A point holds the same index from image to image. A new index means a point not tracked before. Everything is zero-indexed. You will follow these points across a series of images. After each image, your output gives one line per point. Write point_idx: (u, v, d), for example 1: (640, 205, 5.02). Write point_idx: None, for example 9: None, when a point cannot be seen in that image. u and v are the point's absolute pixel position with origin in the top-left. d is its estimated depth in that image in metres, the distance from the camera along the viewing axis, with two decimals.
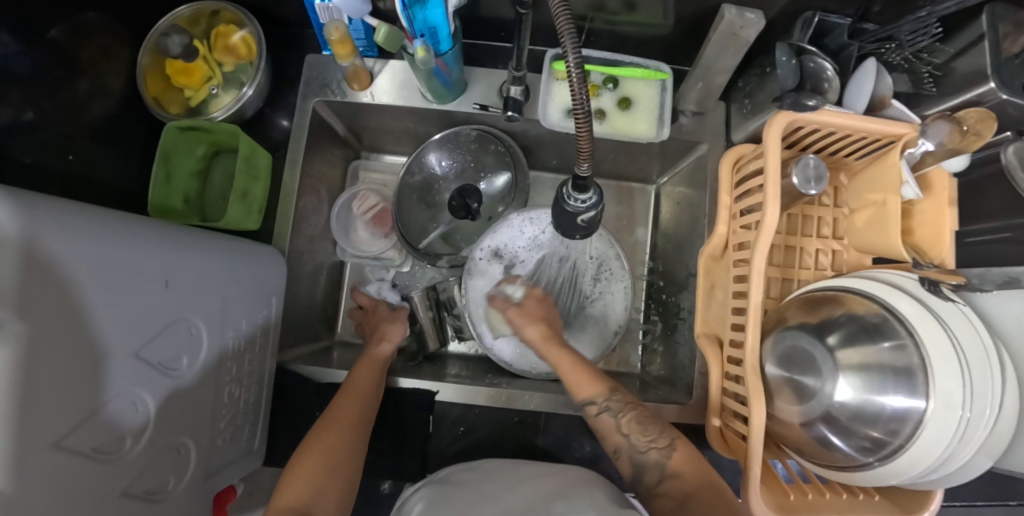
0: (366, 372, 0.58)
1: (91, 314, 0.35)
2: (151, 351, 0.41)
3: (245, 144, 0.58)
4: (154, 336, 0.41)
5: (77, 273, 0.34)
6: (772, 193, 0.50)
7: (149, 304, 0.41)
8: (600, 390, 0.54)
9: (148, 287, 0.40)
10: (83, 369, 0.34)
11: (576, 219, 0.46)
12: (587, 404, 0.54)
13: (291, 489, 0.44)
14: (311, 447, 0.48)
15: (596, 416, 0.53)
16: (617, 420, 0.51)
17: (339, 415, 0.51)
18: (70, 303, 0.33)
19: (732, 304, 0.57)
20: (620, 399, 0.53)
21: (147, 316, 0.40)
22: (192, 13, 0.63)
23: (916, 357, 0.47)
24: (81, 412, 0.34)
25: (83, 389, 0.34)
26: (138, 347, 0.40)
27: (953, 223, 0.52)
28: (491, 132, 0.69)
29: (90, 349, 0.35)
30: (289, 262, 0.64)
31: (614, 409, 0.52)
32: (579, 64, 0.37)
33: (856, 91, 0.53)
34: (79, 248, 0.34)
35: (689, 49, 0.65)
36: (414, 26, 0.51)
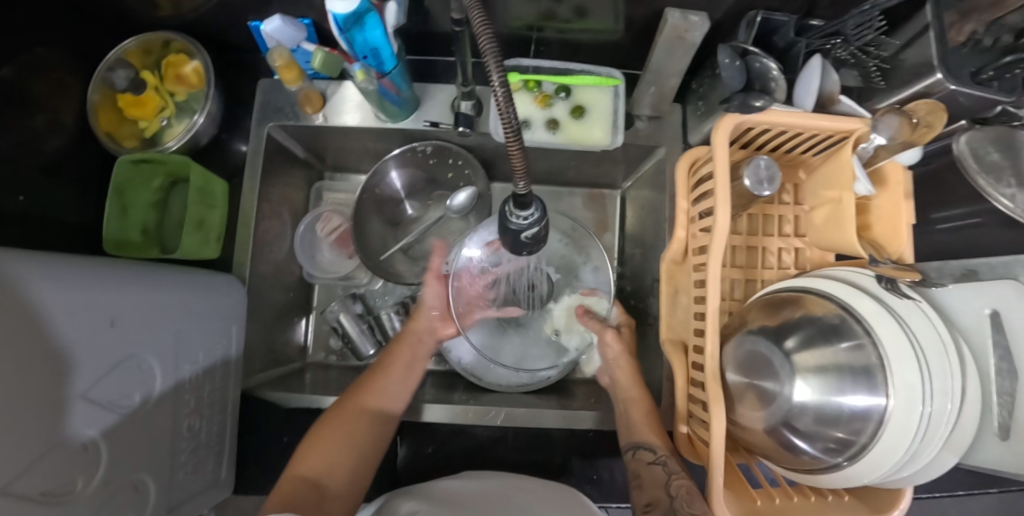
0: (403, 350, 0.65)
1: (35, 359, 0.35)
2: (98, 391, 0.41)
3: (198, 175, 0.58)
4: (101, 376, 0.41)
5: (16, 317, 0.33)
6: (723, 197, 0.50)
7: (94, 344, 0.40)
8: (659, 443, 0.55)
9: (93, 327, 0.40)
10: (30, 414, 0.34)
11: (520, 235, 0.46)
12: (642, 451, 0.55)
13: (312, 454, 0.51)
14: (341, 412, 0.56)
15: (648, 465, 0.55)
16: (668, 479, 0.53)
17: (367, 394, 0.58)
18: (13, 349, 0.33)
19: (695, 309, 0.57)
20: (675, 460, 0.55)
21: (91, 356, 0.40)
22: (139, 45, 0.62)
23: (874, 356, 0.47)
24: (30, 456, 0.34)
25: (31, 433, 0.34)
26: (86, 388, 0.40)
27: (910, 216, 0.51)
28: (448, 147, 0.68)
29: (35, 393, 0.35)
30: (251, 288, 0.63)
31: (668, 466, 0.54)
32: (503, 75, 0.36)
33: (804, 90, 0.52)
34: (13, 296, 0.34)
35: (642, 52, 0.64)
36: (355, 48, 0.51)
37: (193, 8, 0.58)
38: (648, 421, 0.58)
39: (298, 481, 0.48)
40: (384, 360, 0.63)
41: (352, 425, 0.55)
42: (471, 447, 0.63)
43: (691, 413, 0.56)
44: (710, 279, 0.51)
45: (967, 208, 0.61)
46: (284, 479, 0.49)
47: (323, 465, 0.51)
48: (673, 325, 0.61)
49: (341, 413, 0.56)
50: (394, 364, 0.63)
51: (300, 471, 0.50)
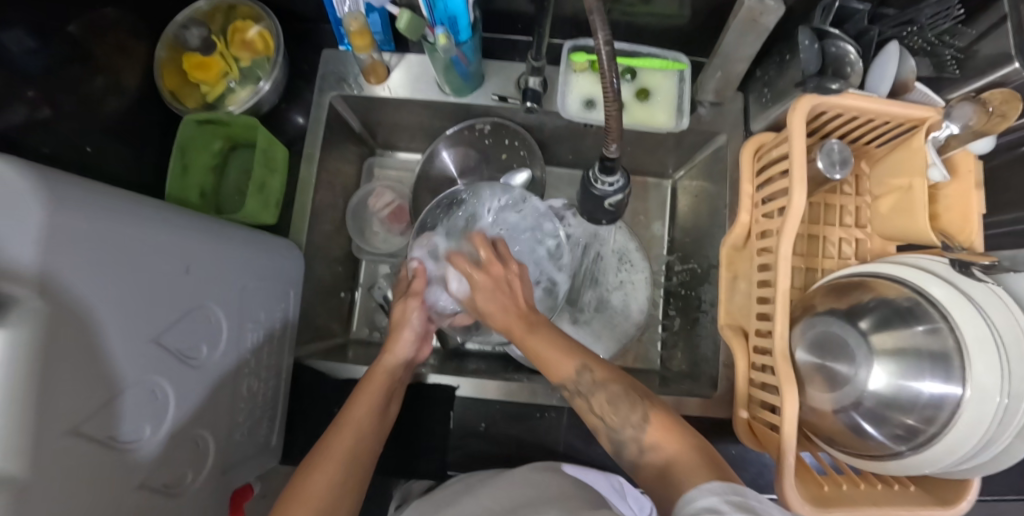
0: (370, 388, 0.53)
1: (110, 296, 0.34)
2: (171, 338, 0.40)
3: (264, 137, 0.58)
4: (172, 323, 0.40)
5: (96, 253, 0.32)
6: (799, 178, 0.49)
7: (168, 289, 0.39)
8: (570, 368, 0.49)
9: (168, 272, 0.39)
10: (101, 354, 0.33)
11: (603, 203, 0.46)
12: (562, 385, 0.50)
13: None
14: (317, 469, 0.44)
15: (572, 398, 0.50)
16: (590, 402, 0.48)
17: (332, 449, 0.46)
18: (88, 282, 0.31)
19: (757, 293, 0.56)
20: (599, 369, 0.48)
21: (165, 302, 0.39)
22: (209, 8, 0.63)
23: (951, 341, 0.46)
24: (99, 397, 0.33)
25: (101, 373, 0.33)
26: (157, 333, 0.38)
27: (980, 206, 0.51)
28: (507, 125, 0.68)
29: (107, 332, 0.33)
30: (306, 256, 0.63)
31: (586, 391, 0.48)
32: (611, 56, 0.37)
33: (879, 75, 0.53)
34: (101, 229, 0.33)
35: (706, 40, 0.65)
36: (435, 14, 0.51)
37: None
38: (550, 350, 0.50)
39: None
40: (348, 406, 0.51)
41: (327, 497, 0.43)
42: (519, 427, 0.62)
43: (751, 397, 0.56)
44: (779, 260, 0.51)
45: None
46: None
47: None
48: (731, 311, 0.60)
49: (315, 473, 0.44)
50: (360, 412, 0.50)
51: None
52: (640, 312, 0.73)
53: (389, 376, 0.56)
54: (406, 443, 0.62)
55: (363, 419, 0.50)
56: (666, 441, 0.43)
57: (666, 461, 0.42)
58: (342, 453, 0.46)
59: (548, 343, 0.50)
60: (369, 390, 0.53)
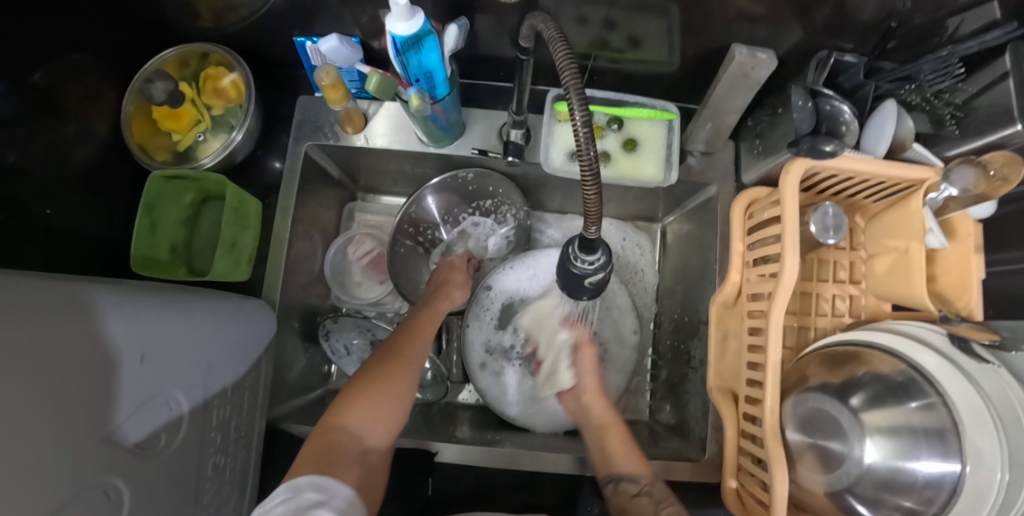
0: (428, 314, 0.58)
1: (59, 397, 0.31)
2: (127, 428, 0.38)
3: (234, 194, 0.55)
4: (127, 416, 0.38)
5: (42, 353, 0.30)
6: (791, 245, 0.47)
7: (122, 382, 0.37)
8: (644, 471, 0.52)
9: (123, 361, 0.37)
10: (51, 461, 0.30)
11: (583, 280, 0.43)
12: (626, 483, 0.51)
13: (352, 413, 0.44)
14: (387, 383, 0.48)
15: (632, 496, 0.49)
16: (656, 507, 0.47)
17: (402, 365, 0.50)
18: (33, 384, 0.29)
19: (747, 358, 0.54)
20: (661, 488, 0.50)
21: (118, 392, 0.37)
22: (178, 56, 0.60)
23: (948, 419, 0.44)
24: (55, 502, 0.30)
25: (57, 476, 0.31)
26: (111, 428, 0.36)
27: (980, 271, 0.49)
28: (491, 173, 0.65)
29: (57, 437, 0.31)
30: (280, 312, 0.60)
31: (656, 494, 0.49)
32: (583, 105, 0.35)
33: (874, 134, 0.51)
34: (41, 329, 0.30)
35: (696, 87, 0.62)
36: (408, 71, 0.48)
37: (238, 20, 0.56)
38: (628, 454, 0.54)
39: (341, 438, 0.42)
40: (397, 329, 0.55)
41: (391, 392, 0.47)
42: (504, 492, 0.60)
43: (741, 466, 0.54)
44: (770, 331, 0.49)
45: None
46: (322, 428, 0.43)
47: (373, 419, 0.45)
48: (721, 371, 0.58)
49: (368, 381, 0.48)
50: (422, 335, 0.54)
51: (339, 425, 0.44)
52: (634, 335, 0.69)
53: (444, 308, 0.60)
54: None
55: (425, 343, 0.54)
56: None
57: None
58: (400, 375, 0.49)
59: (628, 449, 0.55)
60: (425, 322, 0.57)
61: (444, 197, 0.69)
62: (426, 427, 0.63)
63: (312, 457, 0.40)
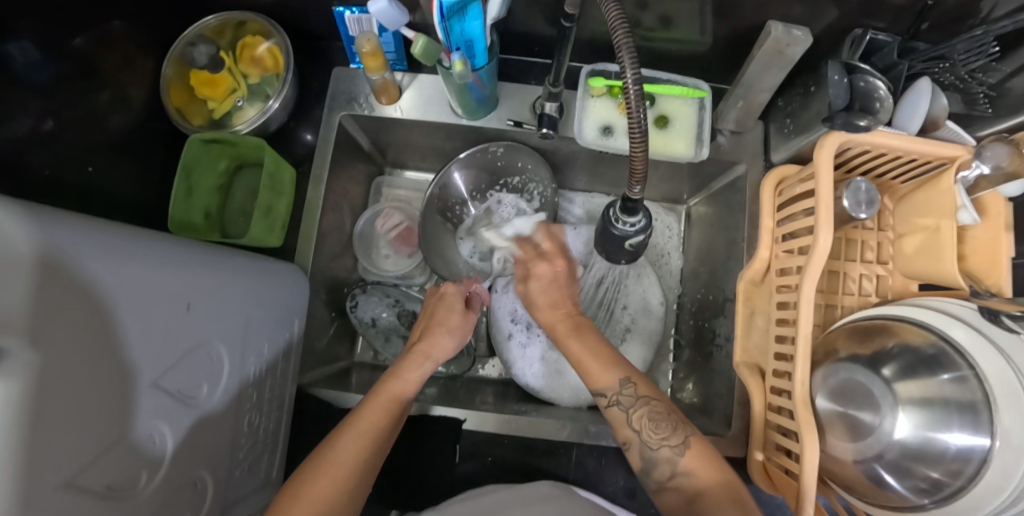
0: (390, 389, 0.50)
1: (108, 342, 0.31)
2: (172, 377, 0.38)
3: (271, 159, 0.55)
4: (173, 364, 0.38)
5: (98, 292, 0.30)
6: (824, 218, 0.48)
7: (170, 330, 0.38)
8: (611, 381, 0.48)
9: (171, 310, 0.37)
10: (100, 400, 0.31)
11: (623, 242, 0.44)
12: (597, 395, 0.49)
13: None
14: (323, 473, 0.43)
15: (606, 408, 0.48)
16: (628, 414, 0.47)
17: (338, 457, 0.44)
18: (86, 325, 0.29)
19: (775, 332, 0.55)
20: (633, 390, 0.48)
21: (165, 341, 0.37)
22: (218, 23, 0.61)
23: (979, 392, 0.44)
24: (96, 446, 0.31)
25: (100, 422, 0.31)
26: (157, 375, 0.37)
27: (1011, 249, 0.50)
28: (521, 147, 0.66)
29: (106, 378, 0.31)
30: (311, 279, 0.61)
31: (625, 403, 0.48)
32: (637, 82, 0.36)
33: (908, 112, 0.51)
34: (97, 270, 0.31)
35: (727, 68, 0.63)
36: (451, 39, 0.49)
37: None
38: (590, 358, 0.50)
39: None
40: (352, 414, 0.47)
41: (322, 498, 0.41)
42: (530, 463, 0.60)
43: (767, 439, 0.54)
44: (801, 303, 0.49)
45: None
46: None
47: None
48: (748, 348, 0.59)
49: (314, 481, 0.42)
50: (376, 418, 0.47)
51: None
52: (661, 306, 0.70)
53: (405, 389, 0.51)
54: (412, 477, 0.60)
55: (374, 431, 0.46)
56: (700, 467, 0.44)
57: (696, 489, 0.43)
58: (340, 470, 0.43)
59: (590, 349, 0.51)
60: (381, 409, 0.48)
61: (476, 173, 0.69)
62: (451, 398, 0.64)
63: None
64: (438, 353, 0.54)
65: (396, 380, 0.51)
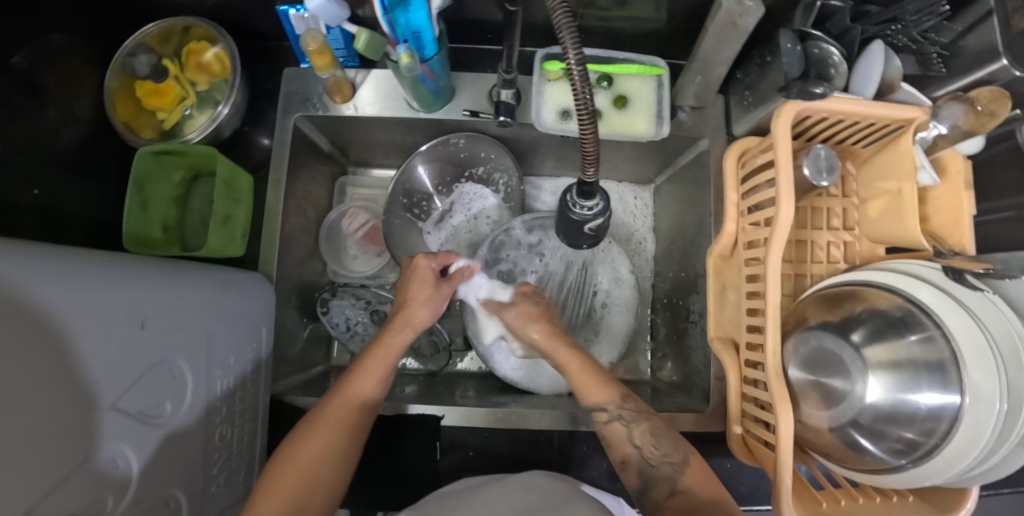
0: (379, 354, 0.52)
1: (59, 365, 0.30)
2: (132, 397, 0.37)
3: (224, 167, 0.54)
4: (132, 384, 0.37)
5: (39, 313, 0.29)
6: (785, 189, 0.47)
7: (124, 349, 0.36)
8: (611, 397, 0.50)
9: (120, 329, 0.36)
10: (56, 424, 0.30)
11: (583, 227, 0.43)
12: (596, 411, 0.50)
13: (277, 487, 0.41)
14: (318, 432, 0.45)
15: (606, 424, 0.49)
16: (629, 431, 0.48)
17: (332, 414, 0.46)
18: (32, 350, 0.28)
19: (746, 305, 0.55)
20: (633, 406, 0.49)
21: (120, 361, 0.36)
22: (159, 31, 0.59)
23: (947, 350, 0.45)
24: (58, 473, 0.29)
25: (58, 447, 0.30)
26: (116, 397, 0.35)
27: (971, 207, 0.50)
28: (482, 138, 0.65)
29: (60, 402, 0.30)
30: (278, 287, 0.60)
31: (627, 418, 0.48)
32: (580, 63, 0.35)
33: (863, 77, 0.51)
34: (31, 294, 0.29)
35: (685, 43, 0.62)
36: (396, 31, 0.48)
37: None
38: (584, 376, 0.51)
39: None
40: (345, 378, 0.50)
41: (320, 454, 0.44)
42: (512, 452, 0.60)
43: (744, 412, 0.54)
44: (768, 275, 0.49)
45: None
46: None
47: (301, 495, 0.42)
48: (721, 323, 0.58)
49: (310, 440, 0.44)
50: (365, 379, 0.50)
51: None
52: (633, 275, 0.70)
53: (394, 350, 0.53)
54: (395, 477, 0.59)
55: (366, 391, 0.49)
56: (702, 485, 0.44)
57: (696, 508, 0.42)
58: (336, 425, 0.46)
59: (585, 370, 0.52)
60: (371, 370, 0.51)
61: (438, 166, 0.69)
62: (432, 395, 0.63)
63: None
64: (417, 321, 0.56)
65: (382, 347, 0.53)
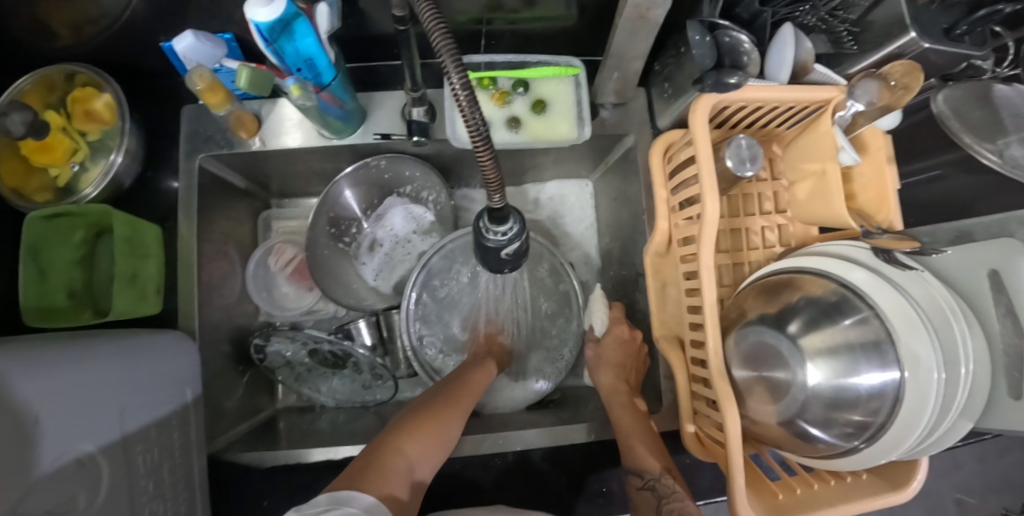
0: (481, 373, 0.60)
1: None
2: (40, 495, 0.33)
3: (122, 222, 0.49)
4: (37, 480, 0.33)
5: None
6: (709, 185, 0.46)
7: (23, 444, 0.32)
8: (652, 465, 0.50)
9: (15, 425, 0.32)
10: None
11: (500, 253, 0.41)
12: (632, 473, 0.51)
13: (424, 434, 0.47)
14: (450, 411, 0.51)
15: (638, 488, 0.50)
16: (659, 502, 0.48)
17: (453, 403, 0.52)
18: None
19: (687, 302, 0.54)
20: (669, 482, 0.49)
21: (17, 460, 0.32)
22: (37, 82, 0.53)
23: (882, 330, 0.45)
24: None
25: None
26: (22, 498, 0.31)
27: (894, 181, 0.50)
28: (403, 157, 0.63)
29: None
30: (201, 341, 0.56)
31: (660, 491, 0.49)
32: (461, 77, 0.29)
33: (777, 60, 0.50)
34: None
35: (599, 39, 0.61)
36: (288, 61, 0.46)
37: (96, 31, 0.51)
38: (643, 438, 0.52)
39: (398, 459, 0.43)
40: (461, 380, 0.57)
41: (448, 428, 0.49)
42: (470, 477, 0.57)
43: (697, 411, 0.54)
44: (702, 274, 0.48)
45: (930, 163, 0.61)
46: (386, 447, 0.44)
47: (432, 448, 0.46)
48: (665, 321, 0.58)
49: (436, 417, 0.49)
50: (465, 392, 0.55)
51: (398, 448, 0.44)
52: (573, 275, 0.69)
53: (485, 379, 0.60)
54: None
55: (467, 401, 0.54)
56: None
57: None
58: (455, 411, 0.51)
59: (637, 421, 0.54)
60: (474, 382, 0.58)
61: (364, 190, 0.66)
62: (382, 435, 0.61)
63: (364, 477, 0.39)
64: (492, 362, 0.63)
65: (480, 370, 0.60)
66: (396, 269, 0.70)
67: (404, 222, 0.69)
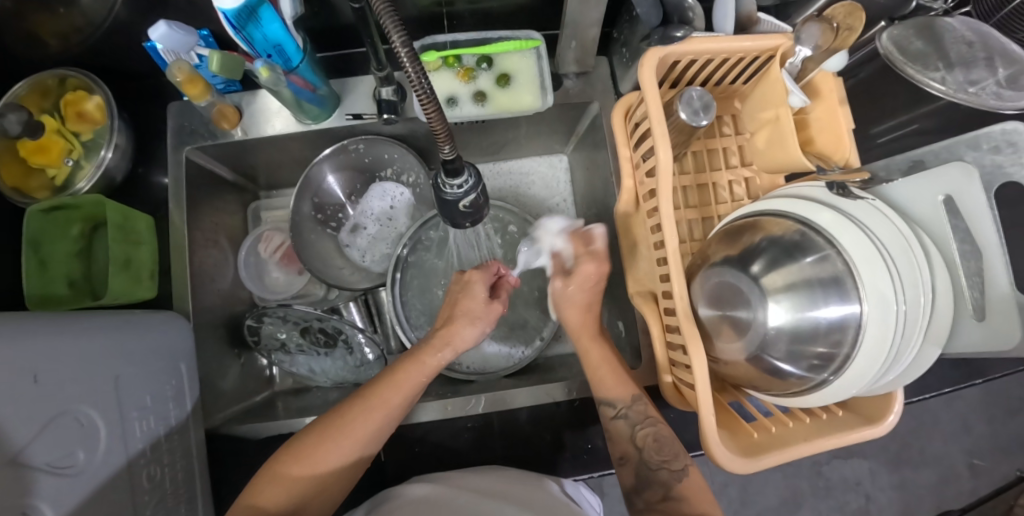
0: (426, 363, 0.53)
1: None
2: (41, 449, 0.36)
3: (115, 210, 0.53)
4: (37, 434, 0.36)
5: None
6: (660, 133, 0.48)
7: (21, 402, 0.35)
8: (624, 395, 0.53)
9: (14, 383, 0.35)
10: None
11: (458, 206, 0.43)
12: (604, 405, 0.53)
13: (314, 461, 0.47)
14: (351, 431, 0.49)
15: (612, 419, 0.53)
16: (633, 430, 0.52)
17: (364, 415, 0.49)
18: None
19: (656, 256, 0.55)
20: (640, 409, 0.53)
21: (16, 415, 0.34)
22: (33, 88, 0.57)
23: (841, 264, 0.46)
24: None
25: None
26: (21, 449, 0.34)
27: (848, 121, 0.51)
28: (378, 139, 0.65)
29: None
30: (195, 322, 0.59)
31: (632, 417, 0.52)
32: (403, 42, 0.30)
33: (722, 13, 0.52)
34: None
35: (557, 13, 0.63)
36: (257, 47, 0.49)
37: (83, 38, 0.55)
38: (613, 374, 0.54)
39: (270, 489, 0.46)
40: (386, 379, 0.51)
41: (347, 447, 0.48)
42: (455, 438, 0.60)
43: (672, 361, 0.55)
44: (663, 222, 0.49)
45: None
46: (272, 471, 0.47)
47: (323, 475, 0.48)
48: (638, 277, 0.60)
49: (331, 442, 0.48)
50: (389, 392, 0.51)
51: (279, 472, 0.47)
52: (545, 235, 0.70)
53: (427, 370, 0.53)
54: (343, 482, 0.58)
55: (387, 410, 0.50)
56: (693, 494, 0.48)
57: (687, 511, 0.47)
58: (359, 428, 0.49)
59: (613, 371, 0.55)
60: (406, 378, 0.52)
61: (347, 174, 0.70)
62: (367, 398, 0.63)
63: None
64: (468, 312, 0.57)
65: (424, 358, 0.53)
66: (381, 251, 0.73)
67: (387, 201, 0.72)
